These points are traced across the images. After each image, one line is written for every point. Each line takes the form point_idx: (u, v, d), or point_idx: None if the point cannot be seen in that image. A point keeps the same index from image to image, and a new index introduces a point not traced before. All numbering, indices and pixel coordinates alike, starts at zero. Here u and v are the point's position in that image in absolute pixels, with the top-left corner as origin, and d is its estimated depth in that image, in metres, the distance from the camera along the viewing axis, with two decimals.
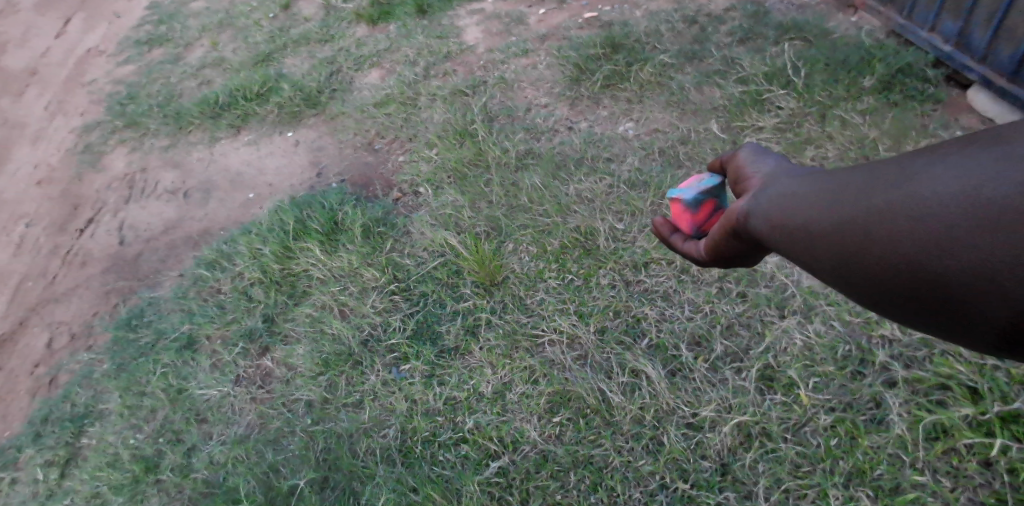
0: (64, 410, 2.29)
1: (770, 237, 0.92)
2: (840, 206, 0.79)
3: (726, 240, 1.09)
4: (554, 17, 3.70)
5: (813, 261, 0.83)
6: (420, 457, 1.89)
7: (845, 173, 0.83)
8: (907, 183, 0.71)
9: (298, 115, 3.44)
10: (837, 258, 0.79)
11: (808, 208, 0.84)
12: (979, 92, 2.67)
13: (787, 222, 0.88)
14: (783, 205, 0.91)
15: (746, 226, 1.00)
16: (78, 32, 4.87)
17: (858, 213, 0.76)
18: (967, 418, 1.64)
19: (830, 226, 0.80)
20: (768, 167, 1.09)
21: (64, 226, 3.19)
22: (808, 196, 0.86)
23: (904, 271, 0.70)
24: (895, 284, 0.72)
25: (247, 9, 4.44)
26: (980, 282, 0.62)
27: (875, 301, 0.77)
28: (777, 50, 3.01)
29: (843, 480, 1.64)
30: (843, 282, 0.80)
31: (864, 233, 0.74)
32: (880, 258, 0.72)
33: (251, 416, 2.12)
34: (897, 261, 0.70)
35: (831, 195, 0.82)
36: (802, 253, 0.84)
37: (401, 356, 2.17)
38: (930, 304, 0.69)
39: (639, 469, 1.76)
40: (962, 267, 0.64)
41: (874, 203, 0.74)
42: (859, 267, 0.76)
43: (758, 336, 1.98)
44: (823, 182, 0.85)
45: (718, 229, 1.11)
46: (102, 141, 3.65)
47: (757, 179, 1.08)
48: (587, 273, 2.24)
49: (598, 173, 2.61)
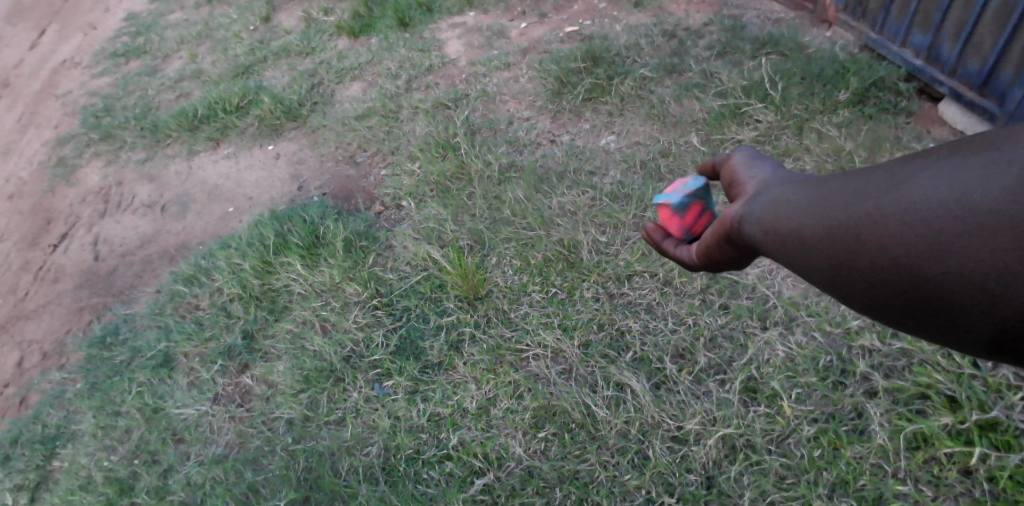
0: (34, 431, 2.22)
1: (761, 241, 0.99)
2: (833, 212, 0.86)
3: (717, 244, 1.15)
4: (535, 30, 3.72)
5: (805, 265, 0.90)
6: (403, 475, 1.87)
7: (836, 180, 0.89)
8: (898, 190, 0.78)
9: (278, 128, 3.41)
10: (830, 263, 0.86)
11: (802, 215, 0.91)
12: (949, 105, 2.75)
13: (778, 227, 0.95)
14: (774, 210, 0.98)
15: (738, 231, 1.07)
16: (52, 43, 4.79)
17: (850, 220, 0.83)
18: (946, 427, 1.66)
19: (824, 232, 0.86)
20: (761, 172, 1.15)
21: (35, 241, 3.12)
22: (799, 203, 0.93)
23: (895, 274, 0.77)
24: (885, 286, 0.79)
25: (226, 21, 4.40)
26: (971, 287, 0.70)
27: (865, 305, 0.85)
28: (754, 63, 3.05)
29: (827, 491, 1.64)
30: (832, 285, 0.87)
31: (858, 239, 0.81)
32: (872, 263, 0.80)
33: (229, 435, 2.07)
34: (889, 264, 0.77)
35: (822, 202, 0.88)
36: (794, 256, 0.92)
37: (384, 371, 2.14)
38: (918, 307, 0.77)
39: (625, 483, 1.75)
40: (953, 273, 0.71)
41: (866, 209, 0.81)
42: (850, 270, 0.83)
43: (741, 348, 1.99)
44: (813, 190, 0.92)
45: (712, 234, 1.16)
46: (76, 154, 3.59)
47: (751, 184, 1.13)
48: (571, 287, 2.24)
49: (580, 185, 2.62)
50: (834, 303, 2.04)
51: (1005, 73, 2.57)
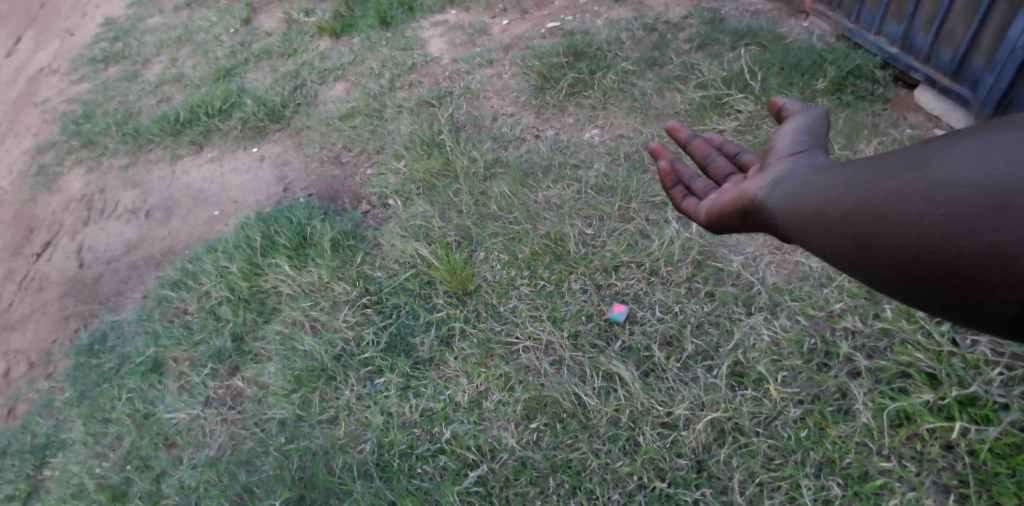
0: (24, 441, 2.20)
1: (784, 218, 1.23)
2: (860, 197, 1.05)
3: (722, 209, 1.44)
4: (517, 27, 3.74)
5: (829, 244, 1.11)
6: (398, 471, 1.88)
7: (864, 164, 1.10)
8: (924, 173, 0.96)
9: (261, 130, 3.39)
10: (856, 239, 1.05)
11: (828, 197, 1.12)
12: (925, 91, 2.79)
13: (800, 208, 1.19)
14: (793, 194, 1.23)
15: (759, 211, 1.32)
16: (29, 50, 4.75)
17: (875, 199, 1.02)
18: (927, 403, 1.70)
19: (849, 209, 1.07)
20: (784, 148, 1.42)
21: (18, 250, 3.09)
22: (824, 189, 1.15)
23: (916, 252, 0.94)
24: (904, 264, 0.97)
25: (206, 24, 4.38)
26: (995, 264, 0.84)
27: (884, 282, 1.03)
28: (734, 54, 3.09)
29: (814, 470, 1.68)
30: (855, 263, 1.07)
31: (883, 218, 1.00)
32: (895, 241, 0.97)
33: (222, 438, 2.07)
34: (912, 242, 0.95)
35: (845, 189, 1.10)
36: (819, 234, 1.13)
37: (375, 369, 2.15)
38: (934, 282, 0.94)
39: (617, 470, 1.77)
40: (975, 249, 0.86)
41: (891, 190, 1.00)
42: (876, 250, 1.01)
43: (727, 334, 2.02)
44: (834, 178, 1.15)
45: (729, 207, 1.42)
46: (57, 162, 3.55)
47: (775, 159, 1.40)
48: (558, 279, 2.26)
49: (565, 179, 2.64)
50: (817, 288, 2.07)
51: (976, 59, 2.61)
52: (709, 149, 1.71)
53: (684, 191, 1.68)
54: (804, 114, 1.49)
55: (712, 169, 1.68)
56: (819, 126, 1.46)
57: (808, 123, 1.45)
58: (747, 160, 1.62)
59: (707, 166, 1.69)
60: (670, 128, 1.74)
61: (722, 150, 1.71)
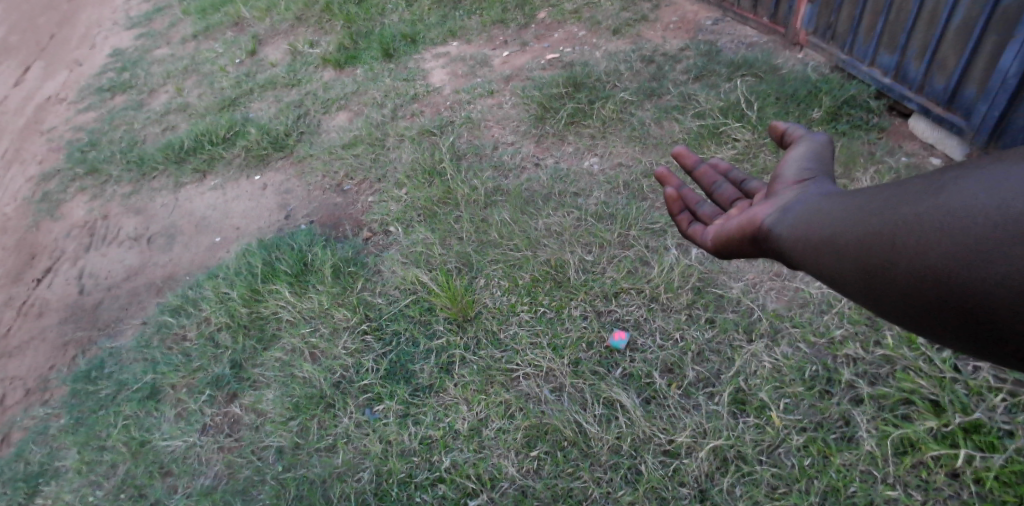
0: (17, 469, 2.18)
1: (794, 244, 1.24)
2: (874, 225, 1.06)
3: (730, 235, 1.46)
4: (517, 58, 3.80)
5: (843, 271, 1.11)
6: (396, 500, 1.86)
7: (877, 192, 1.11)
8: (938, 201, 0.96)
9: (264, 158, 3.43)
10: (868, 267, 1.05)
11: (840, 223, 1.13)
12: (919, 119, 2.83)
13: (812, 235, 1.19)
14: (803, 220, 1.24)
15: (768, 237, 1.33)
16: (38, 79, 4.84)
17: (888, 226, 1.03)
18: (932, 430, 1.69)
19: (862, 236, 1.07)
20: (792, 174, 1.44)
21: (20, 276, 3.10)
22: (836, 216, 1.16)
23: (929, 280, 0.94)
24: (918, 291, 0.97)
25: (212, 54, 4.46)
26: (1008, 291, 0.84)
27: (897, 310, 1.03)
28: (730, 85, 3.14)
29: (819, 499, 1.65)
30: (869, 290, 1.07)
31: (896, 245, 1.00)
32: (908, 269, 0.98)
33: (218, 466, 2.04)
34: (926, 269, 0.95)
35: (858, 215, 1.10)
36: (832, 261, 1.13)
37: (374, 396, 2.14)
38: (948, 311, 0.93)
39: (619, 499, 1.75)
40: (988, 276, 0.86)
41: (904, 218, 1.00)
42: (889, 278, 1.01)
43: (728, 361, 2.01)
44: (845, 205, 1.16)
45: (738, 233, 1.43)
46: (61, 189, 3.58)
47: (784, 186, 1.42)
48: (559, 305, 2.26)
49: (565, 207, 2.66)
50: (818, 314, 2.07)
51: (969, 88, 2.65)
52: (716, 175, 1.73)
53: (691, 217, 1.70)
54: (810, 140, 1.51)
55: (718, 195, 1.70)
56: (825, 151, 1.48)
57: (814, 149, 1.47)
58: (753, 186, 1.65)
59: (714, 192, 1.71)
60: (677, 154, 1.76)
61: (728, 177, 1.73)
